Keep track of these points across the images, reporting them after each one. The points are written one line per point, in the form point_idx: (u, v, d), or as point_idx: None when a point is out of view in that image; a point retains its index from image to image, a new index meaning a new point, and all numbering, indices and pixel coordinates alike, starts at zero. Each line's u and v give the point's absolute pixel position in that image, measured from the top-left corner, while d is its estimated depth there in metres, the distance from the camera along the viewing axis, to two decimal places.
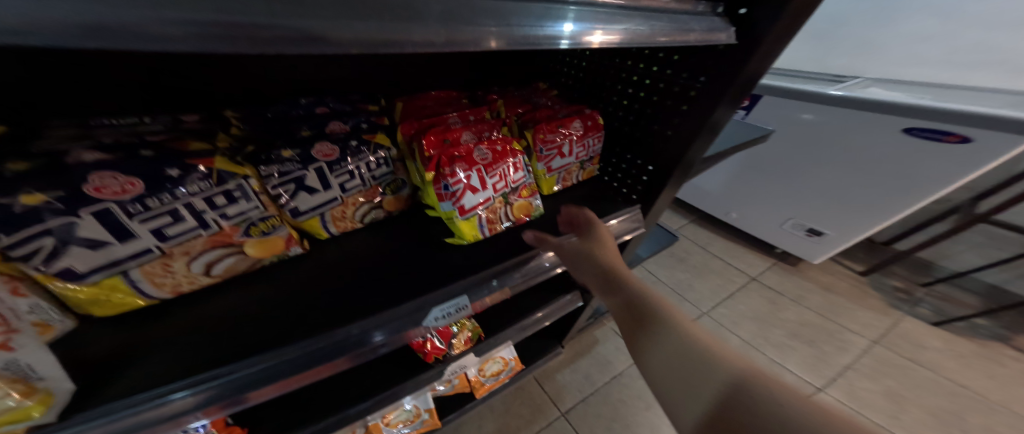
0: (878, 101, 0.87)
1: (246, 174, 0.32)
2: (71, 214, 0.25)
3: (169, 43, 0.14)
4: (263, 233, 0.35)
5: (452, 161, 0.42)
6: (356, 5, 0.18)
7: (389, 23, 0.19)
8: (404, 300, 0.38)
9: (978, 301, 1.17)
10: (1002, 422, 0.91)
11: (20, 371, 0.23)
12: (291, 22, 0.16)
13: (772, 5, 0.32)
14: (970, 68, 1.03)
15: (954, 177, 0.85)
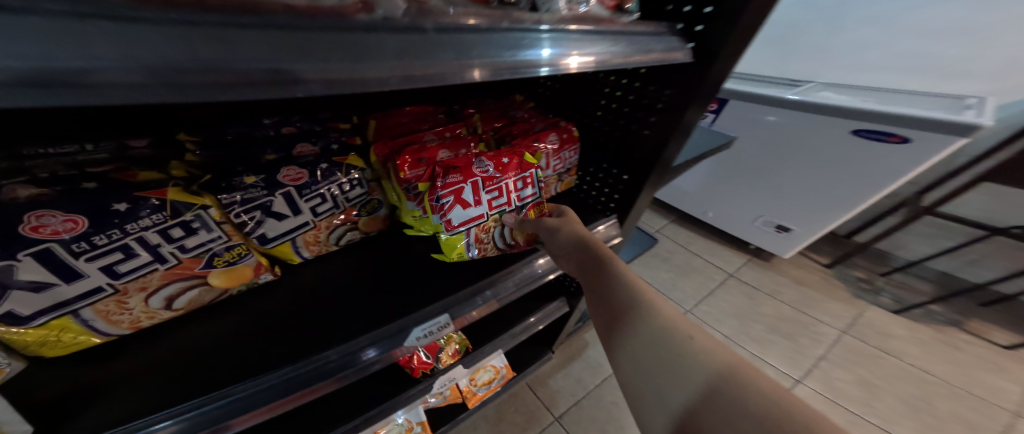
0: (829, 106, 0.94)
1: (203, 204, 0.31)
2: (8, 257, 0.23)
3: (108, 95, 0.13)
4: (229, 263, 0.34)
5: (447, 172, 0.42)
6: (308, 45, 0.17)
7: (343, 64, 0.18)
8: (385, 322, 0.38)
9: (931, 287, 1.26)
10: (964, 405, 0.97)
11: None
12: (245, 67, 0.15)
13: (724, 24, 0.34)
14: (910, 72, 1.11)
15: (900, 175, 0.91)
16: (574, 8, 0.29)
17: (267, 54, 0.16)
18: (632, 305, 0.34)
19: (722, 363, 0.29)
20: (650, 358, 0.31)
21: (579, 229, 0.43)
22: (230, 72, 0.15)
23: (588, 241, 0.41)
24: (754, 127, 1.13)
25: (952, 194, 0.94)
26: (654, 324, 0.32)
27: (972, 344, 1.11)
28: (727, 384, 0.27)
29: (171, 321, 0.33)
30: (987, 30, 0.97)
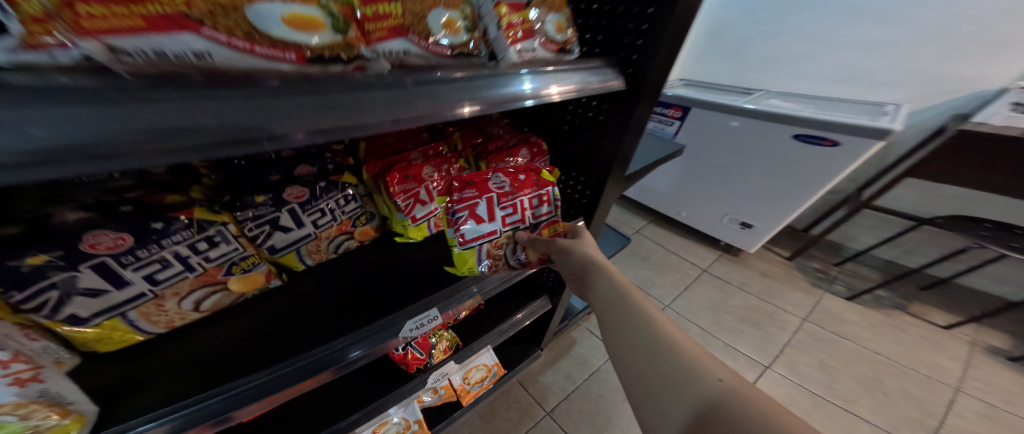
0: (773, 113, 1.08)
1: (224, 222, 0.36)
2: (72, 268, 0.29)
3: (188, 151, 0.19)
4: (245, 270, 0.39)
5: (464, 188, 0.50)
6: (320, 106, 0.24)
7: (346, 115, 0.25)
8: (374, 321, 0.44)
9: (878, 274, 1.39)
10: (912, 382, 1.07)
11: (54, 397, 0.25)
12: (278, 125, 0.22)
13: (648, 56, 0.43)
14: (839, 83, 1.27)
15: (836, 171, 1.03)
16: (523, 55, 0.39)
17: (293, 113, 0.22)
18: (641, 321, 0.39)
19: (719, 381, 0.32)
20: (656, 371, 0.35)
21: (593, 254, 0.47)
22: (270, 127, 0.22)
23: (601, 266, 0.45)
24: (718, 130, 1.25)
25: (883, 189, 1.07)
26: (662, 344, 0.36)
27: (915, 325, 1.23)
28: (723, 401, 0.31)
29: (198, 322, 0.39)
30: (896, 45, 1.12)
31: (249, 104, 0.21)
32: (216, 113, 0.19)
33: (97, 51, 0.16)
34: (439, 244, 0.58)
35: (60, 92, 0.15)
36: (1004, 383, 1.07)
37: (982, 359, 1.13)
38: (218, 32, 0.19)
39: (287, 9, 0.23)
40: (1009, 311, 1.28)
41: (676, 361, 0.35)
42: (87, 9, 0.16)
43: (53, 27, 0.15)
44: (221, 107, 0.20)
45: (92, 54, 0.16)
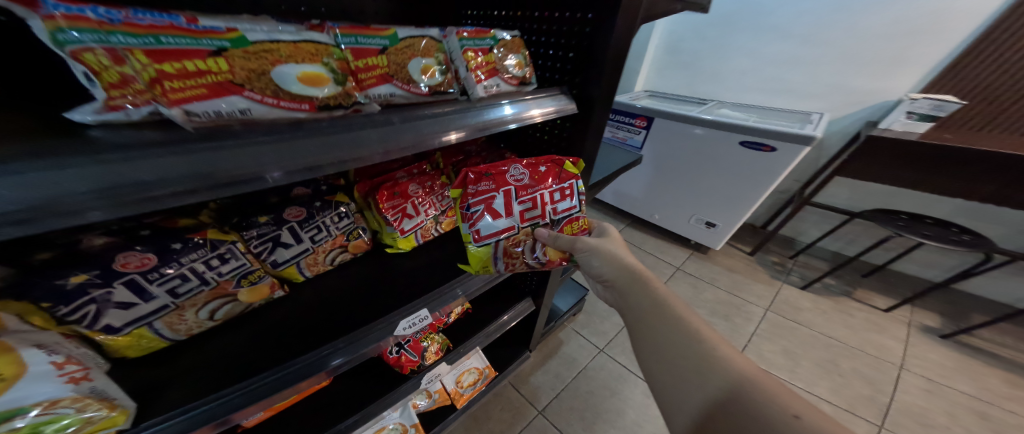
0: (720, 122, 1.25)
1: (231, 240, 0.42)
2: (107, 285, 0.34)
3: (227, 187, 0.26)
4: (252, 282, 0.44)
5: (482, 183, 0.55)
6: (326, 145, 0.30)
7: (348, 149, 0.32)
8: (358, 327, 0.48)
9: (826, 264, 1.54)
10: (863, 362, 1.18)
11: (102, 393, 0.31)
12: (295, 163, 0.29)
13: (593, 83, 0.54)
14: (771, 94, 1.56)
15: (777, 170, 1.20)
16: (490, 90, 0.47)
17: (306, 153, 0.29)
18: (668, 315, 0.40)
19: (741, 375, 0.34)
20: (681, 361, 0.36)
21: (619, 254, 0.50)
22: (289, 164, 0.28)
23: (629, 264, 0.48)
24: (681, 137, 1.37)
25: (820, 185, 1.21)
26: (686, 336, 0.38)
27: (861, 309, 1.36)
28: (745, 392, 0.32)
29: (211, 331, 0.43)
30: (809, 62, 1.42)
31: (272, 149, 0.28)
32: (246, 158, 0.26)
33: (178, 115, 0.25)
34: (427, 253, 0.64)
35: (134, 151, 0.22)
36: (938, 358, 1.19)
37: (918, 337, 1.27)
38: (255, 93, 0.28)
39: (300, 69, 0.31)
40: (937, 294, 1.44)
41: (708, 361, 0.35)
42: (170, 85, 0.25)
43: (127, 91, 0.24)
44: (248, 153, 0.27)
45: (173, 116, 0.25)
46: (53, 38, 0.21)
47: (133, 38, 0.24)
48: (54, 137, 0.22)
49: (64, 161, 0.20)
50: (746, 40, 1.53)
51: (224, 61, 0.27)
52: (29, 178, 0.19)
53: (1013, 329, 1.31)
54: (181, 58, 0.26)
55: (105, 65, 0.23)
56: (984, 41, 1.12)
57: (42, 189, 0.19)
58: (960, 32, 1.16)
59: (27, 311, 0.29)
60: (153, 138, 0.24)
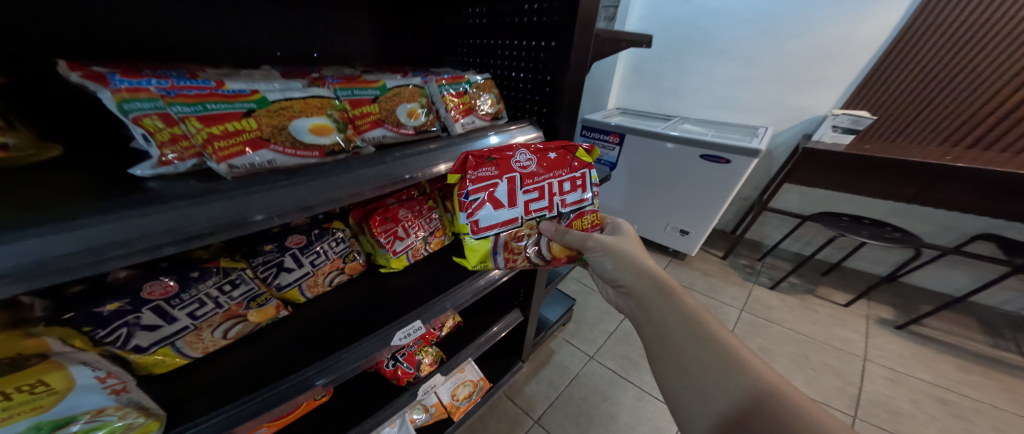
0: (681, 137, 1.38)
1: (241, 267, 0.48)
2: (137, 310, 0.39)
3: (253, 225, 0.33)
4: (259, 305, 0.50)
5: (483, 167, 0.51)
6: (332, 187, 0.38)
7: (351, 189, 0.39)
8: (347, 345, 0.52)
9: (790, 264, 1.66)
10: (830, 354, 1.27)
11: (135, 404, 0.36)
12: (307, 203, 0.36)
13: (555, 111, 0.68)
14: (725, 109, 1.76)
15: (734, 179, 1.33)
16: (467, 126, 0.56)
17: (317, 194, 0.36)
18: (695, 326, 0.44)
19: (767, 386, 0.37)
20: (708, 371, 0.40)
21: (643, 265, 0.53)
22: (303, 204, 0.35)
23: (654, 275, 0.51)
24: (650, 151, 1.49)
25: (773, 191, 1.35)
26: (712, 348, 0.42)
27: (824, 305, 1.47)
28: (769, 403, 0.36)
29: (223, 348, 0.49)
30: (752, 81, 1.64)
31: (289, 194, 0.35)
32: (269, 203, 0.33)
33: (223, 168, 0.33)
34: (419, 269, 0.70)
35: (184, 203, 0.29)
36: (896, 348, 1.29)
37: (876, 328, 1.37)
38: (279, 146, 0.36)
39: (311, 121, 0.38)
40: (889, 287, 1.57)
41: (732, 370, 0.39)
42: (218, 145, 0.33)
43: (174, 146, 0.32)
44: (271, 198, 0.34)
45: (219, 169, 0.33)
46: (121, 107, 0.30)
47: (186, 106, 0.31)
48: (131, 191, 0.29)
49: (142, 214, 0.27)
50: (700, 62, 1.74)
51: (253, 120, 0.35)
52: (113, 227, 0.25)
53: (954, 316, 1.44)
54: (223, 120, 0.33)
55: (159, 127, 0.31)
56: (884, 63, 1.36)
57: (126, 236, 0.26)
58: (864, 57, 1.38)
59: (68, 335, 0.35)
60: (203, 187, 0.31)
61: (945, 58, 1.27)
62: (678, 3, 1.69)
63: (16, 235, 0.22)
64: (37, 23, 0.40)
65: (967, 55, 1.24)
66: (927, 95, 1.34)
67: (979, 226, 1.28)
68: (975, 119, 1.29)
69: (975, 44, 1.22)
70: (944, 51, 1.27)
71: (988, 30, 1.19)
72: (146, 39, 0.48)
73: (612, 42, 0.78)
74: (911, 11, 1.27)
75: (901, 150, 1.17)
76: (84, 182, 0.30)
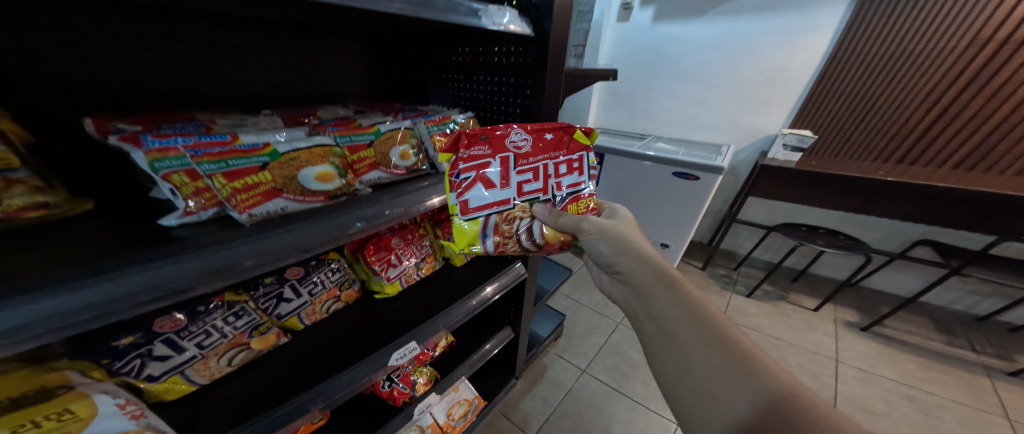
0: (653, 157, 1.49)
1: (244, 299, 0.52)
2: (149, 342, 0.43)
3: (266, 266, 0.38)
4: (262, 333, 0.54)
5: (474, 147, 0.55)
6: (336, 229, 0.43)
7: (353, 229, 0.44)
8: (347, 368, 0.56)
9: (762, 272, 1.76)
10: (804, 357, 1.34)
11: (152, 427, 0.40)
12: (314, 246, 0.41)
13: None
14: (693, 128, 1.90)
15: (703, 194, 1.43)
16: None
17: (323, 236, 0.42)
18: (704, 321, 0.45)
19: (774, 384, 0.39)
20: (716, 364, 0.41)
21: (647, 258, 0.54)
22: (310, 246, 0.41)
23: (660, 269, 0.52)
24: (626, 170, 1.59)
25: (739, 205, 1.46)
26: (720, 343, 0.43)
27: (796, 310, 1.56)
28: (776, 400, 0.37)
29: (228, 375, 0.52)
30: (715, 103, 1.78)
31: (299, 238, 0.41)
32: (282, 246, 0.39)
33: (244, 217, 0.39)
34: (412, 293, 0.75)
35: (209, 251, 0.35)
36: (863, 349, 1.37)
37: (843, 331, 1.46)
38: (291, 195, 0.43)
39: (316, 169, 0.45)
40: (852, 291, 1.68)
41: (739, 365, 0.40)
42: (239, 196, 0.39)
43: (207, 193, 0.39)
44: (283, 243, 0.39)
45: (241, 217, 0.39)
46: (153, 165, 0.36)
47: (212, 163, 0.38)
48: (164, 240, 0.35)
49: (177, 262, 0.33)
50: (667, 86, 1.88)
51: (268, 173, 0.41)
52: (154, 274, 0.31)
53: (911, 316, 1.54)
54: (245, 175, 0.40)
55: (185, 181, 0.37)
56: (820, 87, 1.52)
57: (165, 281, 0.32)
58: (808, 78, 1.54)
59: (87, 367, 0.38)
60: (225, 235, 0.37)
61: (867, 84, 1.44)
62: (644, 31, 1.86)
63: (78, 284, 0.28)
64: (70, 92, 0.46)
65: (886, 83, 1.40)
66: (857, 116, 1.50)
67: (918, 232, 1.41)
68: (898, 138, 1.45)
69: (892, 72, 1.38)
70: (870, 77, 1.42)
71: (900, 60, 1.36)
72: (161, 97, 0.54)
73: (580, 79, 0.88)
74: (833, 44, 1.44)
75: (844, 166, 1.30)
76: (125, 236, 0.36)
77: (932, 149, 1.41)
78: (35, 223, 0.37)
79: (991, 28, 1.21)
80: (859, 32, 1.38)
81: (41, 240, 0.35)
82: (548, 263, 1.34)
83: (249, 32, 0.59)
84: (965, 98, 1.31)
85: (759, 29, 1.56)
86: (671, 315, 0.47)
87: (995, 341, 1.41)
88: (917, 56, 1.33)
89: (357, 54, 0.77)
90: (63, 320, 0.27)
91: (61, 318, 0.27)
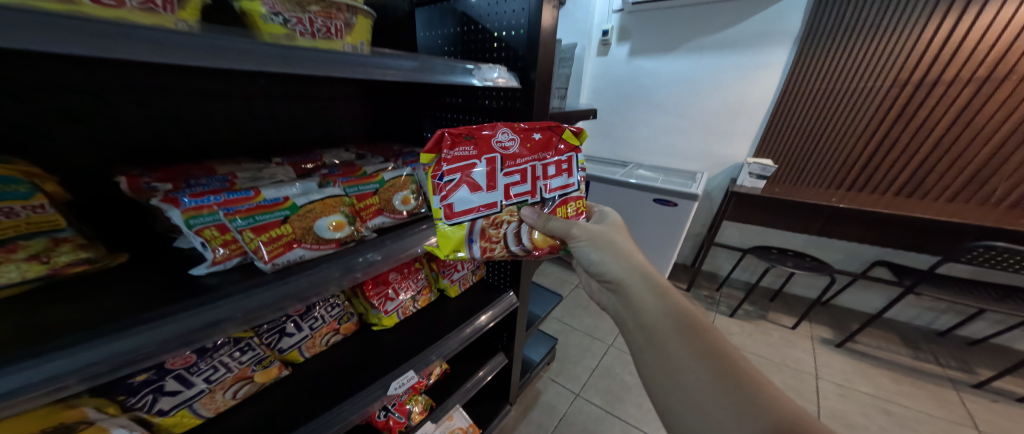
0: (633, 184, 1.59)
1: (250, 335, 0.55)
2: (161, 378, 0.46)
3: (278, 309, 0.43)
4: (264, 366, 0.58)
5: (460, 149, 0.56)
6: (344, 275, 0.49)
7: (359, 274, 0.51)
8: (347, 398, 0.59)
9: (742, 292, 1.85)
10: (786, 374, 1.39)
11: None
12: (323, 291, 0.47)
13: None
14: (669, 156, 2.03)
15: (682, 219, 1.53)
16: None
17: (331, 281, 0.48)
18: (697, 333, 0.48)
19: (764, 399, 0.41)
20: (707, 376, 0.44)
21: (640, 270, 0.57)
22: (318, 290, 0.47)
23: (653, 281, 0.56)
24: (610, 196, 1.68)
25: (714, 228, 1.56)
26: (711, 356, 0.45)
27: (775, 328, 1.63)
28: (767, 415, 0.39)
29: (232, 409, 0.55)
30: (689, 133, 1.92)
31: (309, 283, 0.46)
32: (294, 292, 0.45)
33: (268, 265, 0.45)
34: (408, 324, 0.79)
35: (231, 298, 0.40)
36: (839, 364, 1.44)
37: (820, 347, 1.53)
38: (307, 244, 0.49)
39: (329, 219, 0.51)
40: (825, 309, 1.77)
41: (729, 377, 0.43)
42: (263, 239, 0.45)
43: (235, 243, 0.45)
44: (296, 288, 0.45)
45: (264, 265, 0.45)
46: (188, 222, 0.42)
47: (242, 220, 0.45)
48: (194, 288, 0.41)
49: (206, 308, 0.38)
50: (644, 118, 2.04)
51: (289, 226, 0.47)
52: (184, 321, 0.36)
53: (880, 332, 1.64)
54: (269, 229, 0.46)
55: (214, 234, 0.43)
56: (777, 121, 1.67)
57: (196, 325, 0.37)
58: (765, 110, 1.70)
59: (103, 403, 0.42)
60: (250, 282, 0.43)
61: (815, 117, 1.59)
62: (621, 64, 2.02)
63: (128, 330, 0.34)
64: (101, 150, 0.51)
65: (833, 117, 1.56)
66: (808, 148, 1.66)
67: (875, 253, 1.52)
68: (848, 165, 1.59)
69: (837, 107, 1.54)
70: (820, 110, 1.58)
71: (846, 97, 1.51)
72: (183, 151, 0.59)
73: (563, 120, 0.98)
74: (782, 84, 1.62)
75: (804, 193, 1.43)
76: (161, 286, 0.41)
77: (886, 174, 1.54)
78: (77, 277, 0.43)
79: (908, 71, 1.38)
80: (804, 75, 1.56)
81: (76, 292, 0.40)
82: (539, 288, 1.39)
83: (264, 89, 0.66)
84: (896, 131, 1.46)
85: (723, 66, 1.73)
86: (663, 325, 0.50)
87: (957, 354, 1.50)
88: (858, 93, 1.49)
89: (360, 99, 0.84)
90: (118, 361, 0.33)
91: (120, 358, 0.33)
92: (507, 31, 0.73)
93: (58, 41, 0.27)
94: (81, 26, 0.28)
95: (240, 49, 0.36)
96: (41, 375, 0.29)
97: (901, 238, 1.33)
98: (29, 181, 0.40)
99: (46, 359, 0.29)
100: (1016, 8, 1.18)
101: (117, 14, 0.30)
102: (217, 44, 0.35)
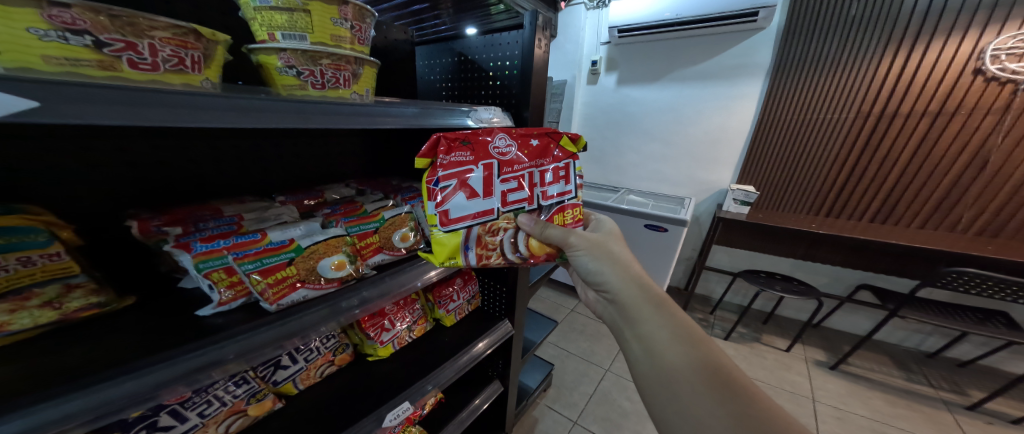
0: (623, 210, 1.65)
1: (246, 369, 0.56)
2: (155, 414, 0.47)
3: (280, 346, 0.45)
4: (258, 399, 0.58)
5: (459, 157, 0.60)
6: (343, 312, 0.52)
7: (359, 310, 0.53)
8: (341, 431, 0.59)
9: (735, 315, 1.87)
10: (783, 398, 1.38)
11: None
12: (322, 328, 0.49)
13: None
14: (658, 181, 2.11)
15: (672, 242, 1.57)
16: None
17: (330, 318, 0.50)
18: (693, 343, 0.50)
19: (756, 409, 0.43)
20: (701, 384, 0.45)
21: (637, 278, 0.59)
22: (317, 327, 0.49)
23: (651, 290, 0.58)
24: None
25: (704, 253, 1.60)
26: (705, 365, 0.47)
27: (770, 351, 1.64)
28: (758, 424, 0.41)
29: None
30: (676, 160, 2.01)
31: (309, 321, 0.49)
32: (294, 329, 0.47)
33: (273, 306, 0.47)
34: (404, 354, 0.80)
35: (236, 336, 0.43)
36: (834, 387, 1.44)
37: (816, 370, 1.54)
38: (312, 285, 0.52)
39: (332, 259, 0.54)
40: (817, 332, 1.79)
41: (722, 385, 0.45)
42: (269, 281, 0.48)
43: (240, 284, 0.47)
44: (295, 326, 0.47)
45: (269, 307, 0.47)
46: (197, 267, 0.44)
47: (250, 263, 0.47)
48: (200, 327, 0.43)
49: (212, 346, 0.40)
50: (633, 146, 2.13)
51: (293, 267, 0.50)
52: (189, 360, 0.38)
53: (871, 354, 1.65)
54: (274, 272, 0.48)
55: (222, 276, 0.46)
56: (758, 149, 1.76)
57: (202, 363, 0.39)
58: (743, 139, 1.79)
59: None
60: (256, 322, 0.45)
61: (790, 145, 1.68)
62: (609, 93, 2.13)
63: (139, 371, 0.36)
64: (117, 194, 0.54)
65: (807, 145, 1.65)
66: (785, 174, 1.73)
67: (858, 277, 1.57)
68: (826, 190, 1.66)
69: (810, 136, 1.63)
70: (795, 138, 1.67)
71: (816, 127, 1.61)
72: (195, 193, 0.63)
73: None
74: (756, 115, 1.72)
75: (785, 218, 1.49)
76: (167, 326, 0.43)
77: (866, 198, 1.60)
78: (87, 321, 0.44)
79: (868, 103, 1.48)
80: (776, 107, 1.67)
81: (84, 336, 0.41)
82: (534, 314, 1.40)
83: (274, 133, 0.71)
84: (865, 160, 1.54)
85: (704, 96, 1.83)
86: (660, 335, 0.52)
87: (948, 376, 1.52)
88: (828, 122, 1.58)
89: (363, 138, 0.89)
90: (130, 399, 0.35)
91: (128, 398, 0.35)
92: (501, 72, 0.79)
93: (103, 109, 0.29)
94: (124, 95, 0.31)
95: (262, 107, 0.40)
96: (57, 414, 0.31)
97: (882, 262, 1.38)
98: (47, 230, 0.43)
99: (62, 400, 0.31)
100: (956, 48, 1.30)
101: (152, 77, 0.33)
102: (243, 104, 0.38)
